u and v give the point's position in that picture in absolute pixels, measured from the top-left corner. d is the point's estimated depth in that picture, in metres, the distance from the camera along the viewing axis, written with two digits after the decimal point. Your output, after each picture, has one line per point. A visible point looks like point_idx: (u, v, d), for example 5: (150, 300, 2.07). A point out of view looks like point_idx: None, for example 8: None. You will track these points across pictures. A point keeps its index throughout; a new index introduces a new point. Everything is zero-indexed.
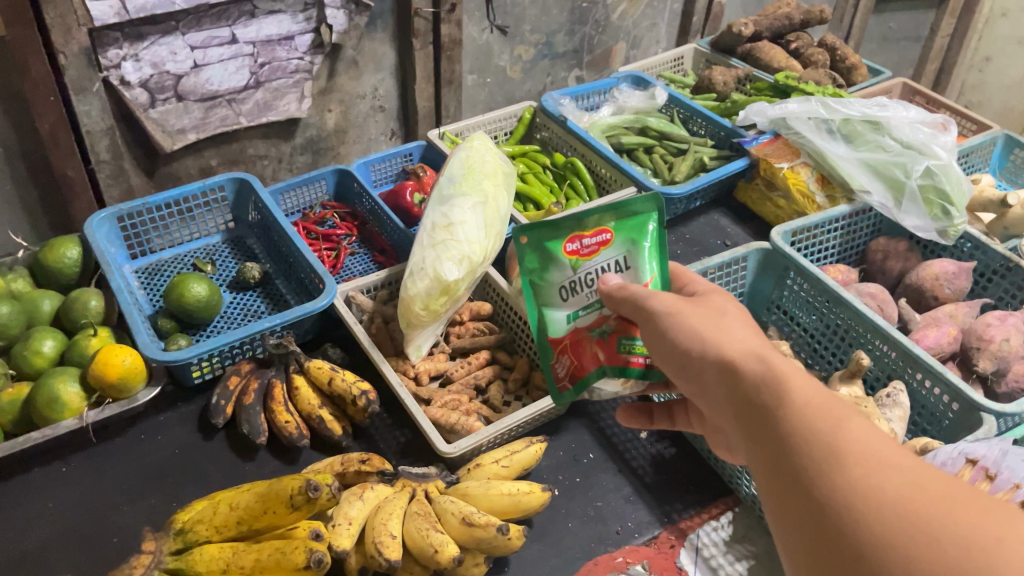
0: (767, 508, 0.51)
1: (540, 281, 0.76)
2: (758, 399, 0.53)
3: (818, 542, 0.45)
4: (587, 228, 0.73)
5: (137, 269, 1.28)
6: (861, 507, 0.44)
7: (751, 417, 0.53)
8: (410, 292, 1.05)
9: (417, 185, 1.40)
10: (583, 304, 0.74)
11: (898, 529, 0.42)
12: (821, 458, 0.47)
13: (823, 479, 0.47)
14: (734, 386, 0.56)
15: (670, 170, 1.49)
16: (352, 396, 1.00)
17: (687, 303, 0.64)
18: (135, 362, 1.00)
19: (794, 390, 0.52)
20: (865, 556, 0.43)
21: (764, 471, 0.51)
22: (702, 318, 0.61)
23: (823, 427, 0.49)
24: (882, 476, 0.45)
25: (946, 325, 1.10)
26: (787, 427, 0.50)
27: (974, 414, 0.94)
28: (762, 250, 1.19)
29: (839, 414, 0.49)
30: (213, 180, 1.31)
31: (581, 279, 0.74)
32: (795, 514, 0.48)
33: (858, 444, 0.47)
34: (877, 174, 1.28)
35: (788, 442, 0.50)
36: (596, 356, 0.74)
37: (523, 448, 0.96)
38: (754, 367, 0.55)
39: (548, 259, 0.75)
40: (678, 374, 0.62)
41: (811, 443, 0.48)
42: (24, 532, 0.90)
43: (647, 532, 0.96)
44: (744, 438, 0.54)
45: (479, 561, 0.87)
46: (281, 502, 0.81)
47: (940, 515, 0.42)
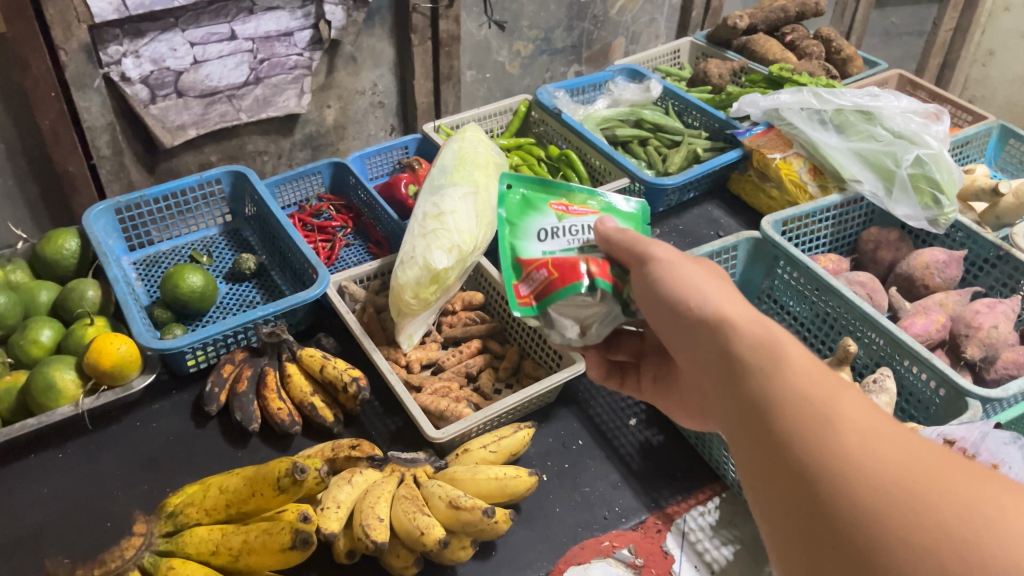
0: (750, 476, 0.48)
1: (517, 224, 0.69)
2: (746, 359, 0.51)
3: (805, 510, 0.43)
4: (576, 201, 0.71)
5: (135, 261, 1.30)
6: (853, 474, 0.42)
7: (738, 380, 0.51)
8: (400, 281, 1.08)
9: (412, 177, 1.41)
10: (562, 246, 0.68)
11: (896, 499, 0.40)
12: (812, 423, 0.45)
13: (813, 445, 0.44)
14: (723, 349, 0.53)
15: (664, 161, 1.50)
16: (343, 382, 1.02)
17: (687, 260, 0.61)
18: (130, 351, 1.01)
19: (786, 355, 0.50)
20: (857, 525, 0.40)
21: (748, 436, 0.49)
22: (701, 276, 0.59)
23: (816, 393, 0.46)
24: (878, 446, 0.42)
25: (934, 312, 1.10)
26: (778, 391, 0.48)
27: (960, 400, 0.94)
28: (752, 240, 1.20)
29: (833, 382, 0.47)
30: (210, 173, 1.32)
31: (564, 227, 0.68)
32: (780, 481, 0.45)
33: (852, 411, 0.45)
34: (868, 163, 1.29)
35: (778, 407, 0.47)
36: (588, 267, 0.65)
37: (511, 434, 0.97)
38: (744, 330, 0.53)
39: (531, 207, 0.70)
40: (666, 330, 0.59)
41: (803, 408, 0.46)
42: (19, 517, 0.92)
43: (634, 517, 0.97)
44: (729, 401, 0.51)
45: (465, 544, 0.87)
46: (269, 485, 0.82)
47: (939, 485, 0.40)
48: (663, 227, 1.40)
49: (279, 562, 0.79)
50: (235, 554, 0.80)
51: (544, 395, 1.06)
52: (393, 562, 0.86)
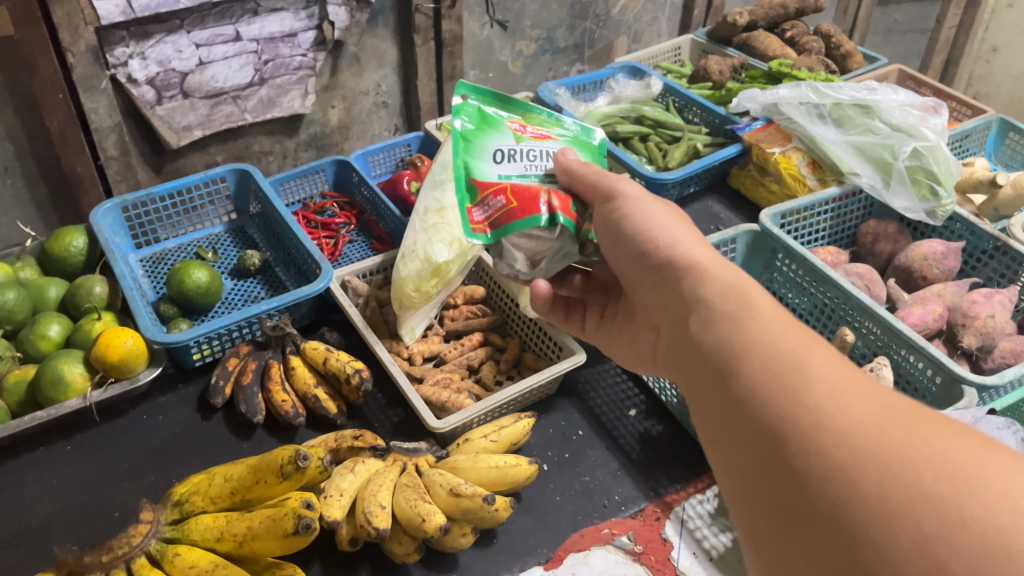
0: (716, 429, 0.50)
1: (475, 141, 0.74)
2: (718, 316, 0.53)
3: (777, 459, 0.44)
4: (533, 127, 0.78)
5: (142, 258, 1.31)
6: (826, 428, 0.43)
7: (711, 339, 0.53)
8: (403, 274, 1.11)
9: (415, 174, 1.43)
10: (517, 171, 0.73)
11: (869, 453, 0.41)
12: (785, 378, 0.46)
13: (784, 399, 0.45)
14: (695, 312, 0.56)
15: (664, 157, 1.51)
16: (346, 374, 1.03)
17: (666, 224, 0.65)
18: (136, 345, 1.03)
19: (755, 311, 0.52)
20: (829, 479, 0.41)
21: (717, 390, 0.50)
22: (682, 241, 0.63)
23: (786, 346, 0.48)
24: (850, 398, 0.44)
25: (932, 303, 1.11)
26: (750, 348, 0.49)
27: (956, 387, 0.95)
28: (751, 232, 1.21)
29: (805, 341, 0.49)
30: (215, 171, 1.34)
31: (521, 151, 0.74)
32: (750, 434, 0.46)
33: (825, 369, 0.46)
34: (866, 156, 1.30)
35: (749, 360, 0.49)
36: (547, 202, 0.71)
37: (511, 423, 0.98)
38: (716, 297, 0.55)
39: (491, 127, 0.75)
40: (642, 277, 0.65)
41: (774, 363, 0.48)
42: (28, 507, 0.93)
43: (633, 506, 0.98)
44: (700, 359, 0.53)
45: (466, 531, 0.88)
46: (272, 473, 0.83)
47: (914, 440, 0.41)
48: None
49: (283, 548, 0.81)
50: (240, 540, 0.82)
51: (545, 385, 1.07)
52: (394, 549, 0.87)
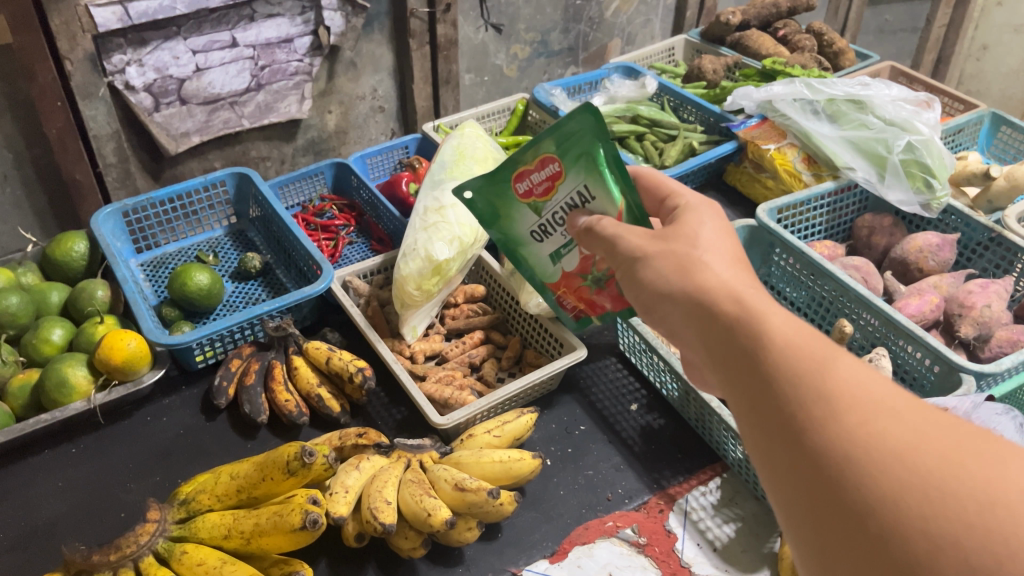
0: (755, 453, 0.50)
1: (516, 225, 0.86)
2: (738, 339, 0.53)
3: (817, 489, 0.44)
4: (530, 164, 0.80)
5: (143, 263, 1.32)
6: (859, 456, 0.43)
7: (735, 363, 0.52)
8: (403, 273, 1.11)
9: (412, 176, 1.43)
10: (561, 244, 0.84)
11: (909, 483, 0.41)
12: (810, 403, 0.46)
13: (815, 425, 0.45)
14: (711, 332, 0.55)
15: (661, 155, 1.52)
16: (349, 373, 1.04)
17: (665, 267, 0.62)
18: (139, 347, 1.03)
19: (772, 329, 0.51)
20: (872, 510, 0.41)
21: (748, 416, 0.50)
22: (686, 268, 0.61)
23: (809, 369, 0.48)
24: (882, 424, 0.43)
25: (929, 293, 1.12)
26: (773, 370, 0.49)
27: (954, 375, 0.96)
28: (748, 228, 1.22)
29: (824, 355, 0.48)
30: (214, 175, 1.35)
31: (550, 220, 0.83)
32: (786, 462, 0.46)
33: (849, 388, 0.46)
34: (860, 151, 1.31)
35: (777, 387, 0.48)
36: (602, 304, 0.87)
37: (514, 419, 0.99)
38: (732, 315, 0.54)
39: (513, 203, 0.85)
40: (654, 311, 0.63)
41: (799, 387, 0.47)
42: (34, 509, 0.94)
43: (637, 498, 0.99)
44: (728, 382, 0.53)
45: (471, 526, 0.89)
46: (278, 469, 0.83)
47: (951, 465, 0.41)
48: None
49: (289, 544, 0.81)
50: (247, 537, 0.82)
51: (547, 381, 1.08)
52: (400, 544, 0.88)
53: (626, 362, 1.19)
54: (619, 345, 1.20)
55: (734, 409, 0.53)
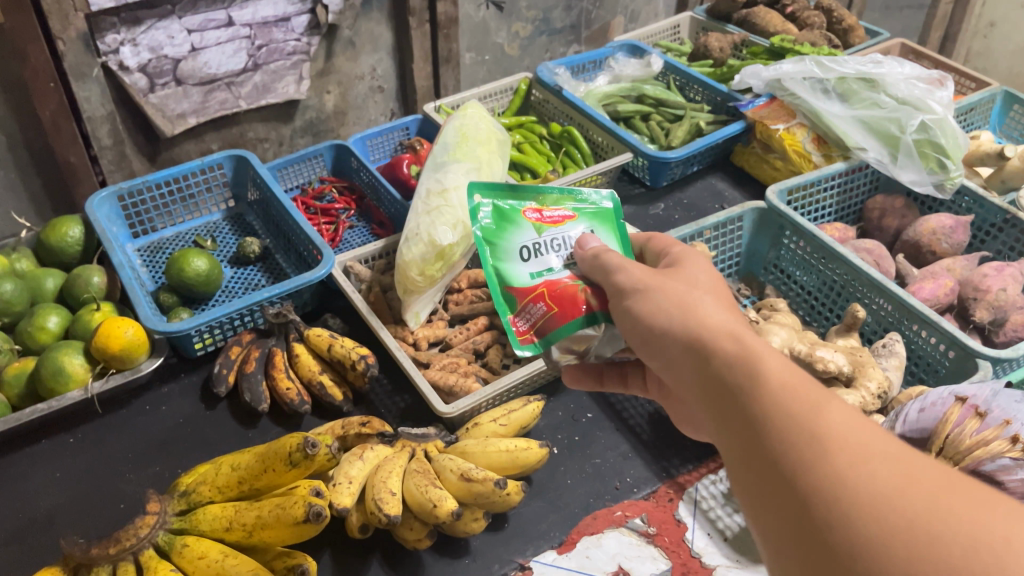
0: (745, 497, 0.48)
1: (497, 241, 0.72)
2: (732, 379, 0.51)
3: (805, 532, 0.42)
4: (547, 205, 0.75)
5: (139, 248, 1.29)
6: (847, 497, 0.41)
7: (728, 403, 0.51)
8: (406, 258, 1.09)
9: (414, 158, 1.40)
10: (547, 266, 0.71)
11: (896, 526, 0.39)
12: (800, 444, 0.44)
13: (805, 467, 0.44)
14: (705, 371, 0.54)
15: (667, 136, 1.49)
16: (351, 360, 1.01)
17: (664, 300, 0.59)
18: (137, 334, 1.01)
19: (768, 369, 0.50)
20: (857, 553, 0.39)
21: (739, 458, 0.49)
22: (682, 307, 0.58)
23: (801, 410, 0.46)
24: (869, 465, 0.42)
25: (943, 277, 1.09)
26: (764, 411, 0.48)
27: (970, 360, 0.94)
28: (758, 209, 1.19)
29: (817, 397, 0.47)
30: (211, 158, 1.32)
31: (545, 243, 0.72)
32: (776, 503, 0.45)
33: (840, 430, 0.44)
34: (871, 130, 1.29)
35: (768, 429, 0.47)
36: (585, 301, 0.67)
37: (520, 407, 0.97)
38: (727, 356, 0.53)
39: (506, 223, 0.73)
40: (644, 349, 0.60)
41: (789, 429, 0.46)
42: (34, 500, 0.92)
43: (646, 487, 0.97)
44: (722, 421, 0.51)
45: (478, 516, 0.87)
46: (280, 460, 0.81)
47: (940, 507, 0.39)
48: (666, 201, 1.40)
49: (292, 537, 0.79)
50: (249, 529, 0.80)
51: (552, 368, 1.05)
52: (405, 535, 0.86)
53: None
54: None
55: (725, 452, 0.51)
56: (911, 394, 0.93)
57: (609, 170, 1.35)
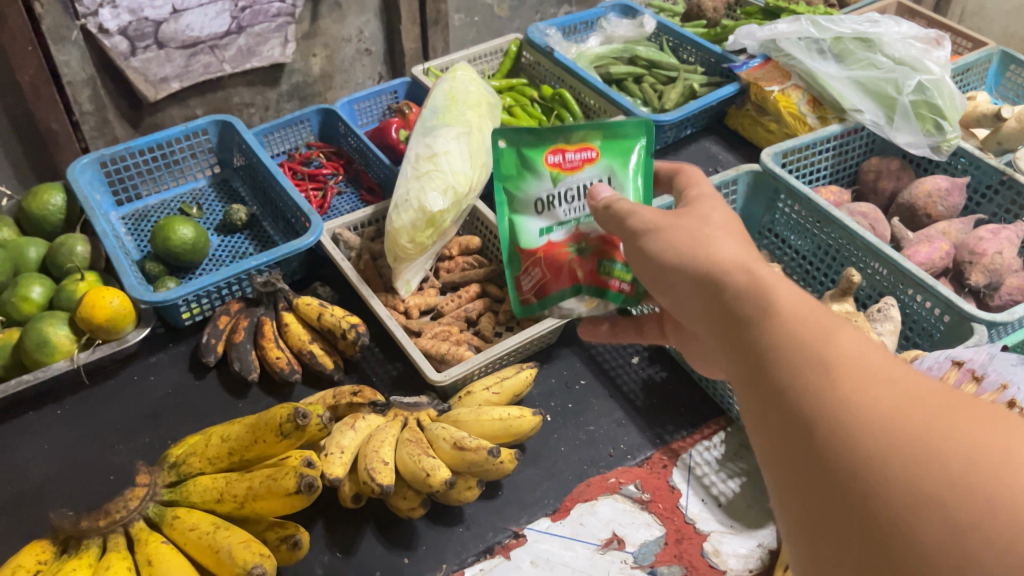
0: (751, 422, 0.46)
1: (516, 192, 0.72)
2: (740, 308, 0.49)
3: (807, 455, 0.41)
4: (571, 143, 0.70)
5: (124, 216, 1.27)
6: (850, 419, 0.40)
7: (736, 332, 0.49)
8: (396, 226, 1.05)
9: (402, 122, 1.37)
10: (558, 220, 0.72)
11: (898, 450, 0.37)
12: (806, 368, 0.43)
13: (809, 390, 0.42)
14: (715, 303, 0.52)
15: (660, 98, 1.47)
16: (341, 329, 1.00)
17: (673, 238, 0.57)
18: (123, 304, 0.99)
19: (777, 296, 0.47)
20: (858, 472, 0.38)
21: (745, 385, 0.47)
22: (692, 242, 0.56)
23: (810, 335, 0.44)
24: (875, 387, 0.40)
25: (939, 240, 1.08)
26: (769, 339, 0.46)
27: (965, 325, 0.93)
28: (752, 172, 1.18)
29: (827, 323, 0.45)
30: (196, 123, 1.29)
31: (560, 194, 0.71)
32: (779, 428, 0.43)
33: (848, 353, 0.42)
34: (868, 91, 1.27)
35: (775, 354, 0.45)
36: (576, 273, 0.74)
37: (513, 374, 0.96)
38: (737, 285, 0.50)
39: (527, 167, 0.71)
40: (654, 287, 0.58)
41: (794, 355, 0.44)
42: (23, 472, 0.91)
43: (640, 454, 0.97)
44: (729, 352, 0.49)
45: (472, 485, 0.87)
46: (271, 431, 0.80)
47: (944, 429, 0.37)
48: None
49: (285, 507, 0.78)
50: (241, 500, 0.79)
51: (545, 335, 1.04)
52: (399, 504, 0.86)
53: None
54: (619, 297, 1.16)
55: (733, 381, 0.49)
56: (906, 358, 0.92)
57: None
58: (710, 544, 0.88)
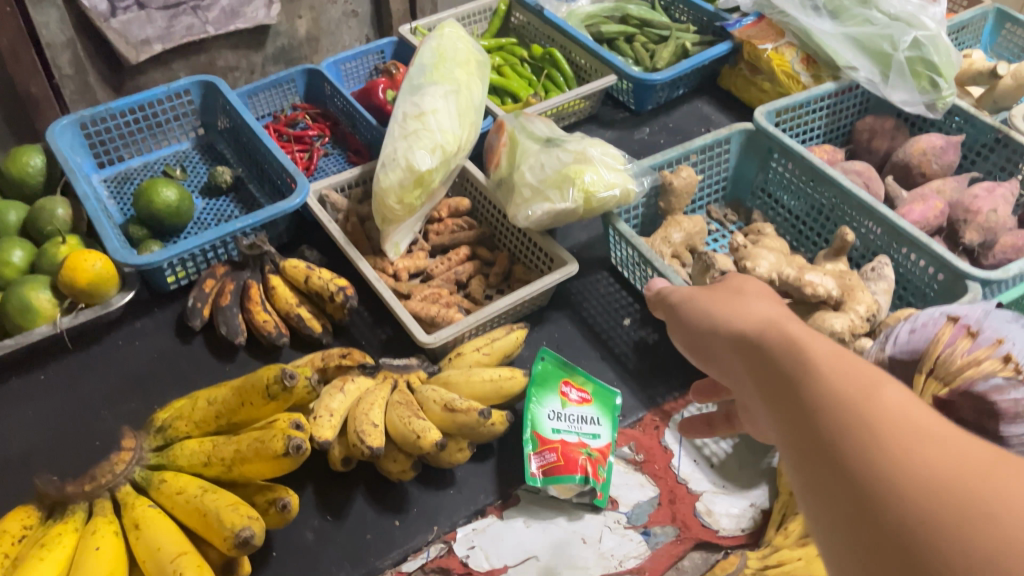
0: (794, 485, 0.44)
1: None
2: (779, 367, 0.47)
3: (852, 516, 0.38)
4: None
5: (106, 179, 1.24)
6: (895, 476, 0.37)
7: (776, 392, 0.47)
8: (383, 185, 1.03)
9: (390, 83, 1.34)
10: None
11: (956, 510, 0.34)
12: (845, 425, 0.41)
13: (850, 445, 0.40)
14: (754, 365, 0.50)
15: (652, 58, 1.45)
16: (329, 292, 0.98)
17: (714, 306, 0.57)
18: (106, 267, 0.97)
19: (816, 354, 0.46)
20: (906, 532, 0.35)
21: (787, 447, 0.45)
22: (732, 309, 0.55)
23: (849, 389, 0.42)
24: (921, 443, 0.38)
25: (933, 199, 1.08)
26: (815, 398, 0.43)
27: (960, 283, 0.92)
28: (746, 131, 1.16)
29: (868, 375, 0.43)
30: (178, 84, 1.26)
31: None
32: (821, 487, 0.41)
33: (889, 405, 0.40)
34: (863, 48, 1.24)
35: (815, 410, 0.43)
36: (580, 470, 0.85)
37: (504, 336, 0.95)
38: (774, 345, 0.49)
39: None
40: (700, 354, 0.57)
41: (836, 408, 0.42)
42: (8, 439, 0.90)
43: (632, 415, 0.96)
44: (771, 414, 0.47)
45: (462, 447, 0.86)
46: (258, 393, 0.79)
47: (996, 486, 0.34)
48: (652, 125, 1.36)
49: (273, 470, 0.77)
50: (228, 463, 0.78)
51: (536, 297, 1.03)
52: (389, 467, 0.85)
53: (619, 278, 1.14)
54: (611, 258, 1.14)
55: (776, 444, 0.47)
56: (900, 317, 0.92)
57: (593, 93, 1.31)
58: (702, 504, 0.88)
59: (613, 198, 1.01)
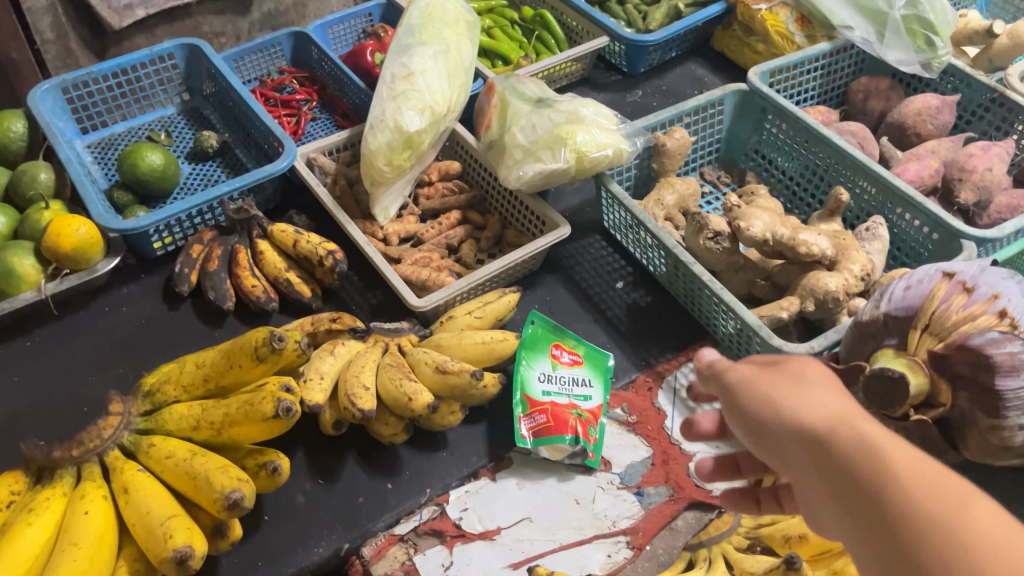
0: None
1: None
2: (858, 476, 0.45)
3: None
4: None
5: (90, 145, 1.22)
6: None
7: (860, 508, 0.44)
8: (372, 147, 1.01)
9: (378, 45, 1.32)
10: None
11: None
12: (946, 561, 0.39)
13: None
14: (824, 468, 0.47)
15: (644, 19, 1.40)
16: (318, 257, 0.97)
17: (768, 387, 0.53)
18: (90, 233, 0.95)
19: (896, 463, 0.44)
20: None
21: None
22: (791, 394, 0.51)
23: (945, 516, 0.40)
24: None
25: (928, 158, 1.07)
26: (907, 527, 0.41)
27: (954, 242, 0.92)
28: (739, 92, 1.15)
29: (959, 497, 0.41)
30: (161, 47, 1.23)
31: None
32: None
33: (994, 540, 0.38)
34: (858, 6, 1.21)
35: (912, 540, 0.41)
36: (571, 431, 0.85)
37: (496, 299, 0.94)
38: (848, 450, 0.46)
39: None
40: (751, 439, 0.53)
41: (943, 549, 0.39)
42: None
43: (625, 377, 0.96)
44: (852, 532, 0.45)
45: (454, 409, 0.85)
46: (246, 355, 0.78)
47: None
48: (644, 88, 1.35)
49: (264, 433, 0.76)
50: (218, 427, 0.77)
51: (528, 261, 1.02)
52: (380, 430, 0.84)
53: (612, 241, 1.13)
54: (604, 221, 1.13)
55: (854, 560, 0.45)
56: (895, 277, 0.91)
57: (584, 55, 1.30)
58: (695, 465, 0.88)
59: (605, 159, 0.99)
